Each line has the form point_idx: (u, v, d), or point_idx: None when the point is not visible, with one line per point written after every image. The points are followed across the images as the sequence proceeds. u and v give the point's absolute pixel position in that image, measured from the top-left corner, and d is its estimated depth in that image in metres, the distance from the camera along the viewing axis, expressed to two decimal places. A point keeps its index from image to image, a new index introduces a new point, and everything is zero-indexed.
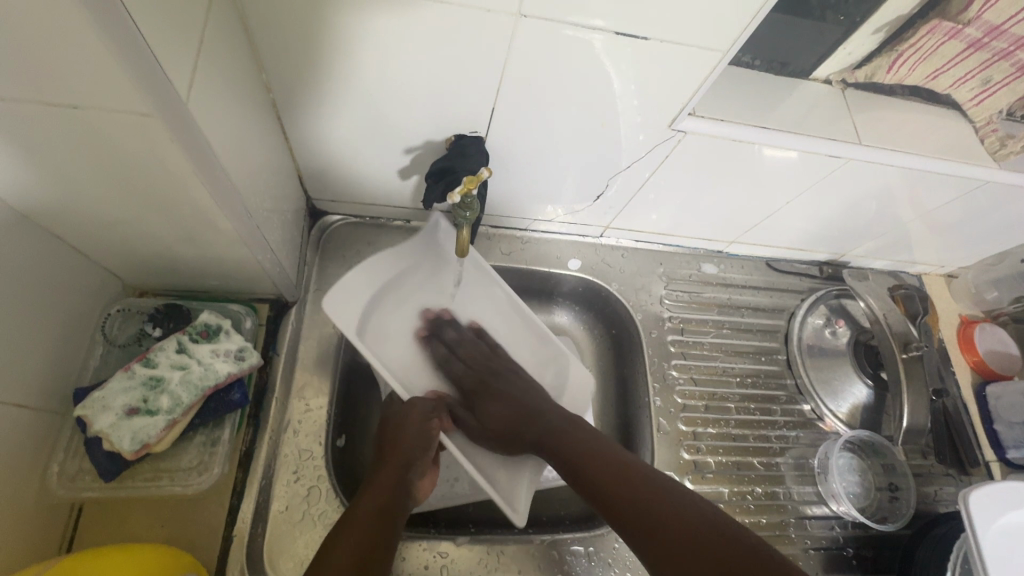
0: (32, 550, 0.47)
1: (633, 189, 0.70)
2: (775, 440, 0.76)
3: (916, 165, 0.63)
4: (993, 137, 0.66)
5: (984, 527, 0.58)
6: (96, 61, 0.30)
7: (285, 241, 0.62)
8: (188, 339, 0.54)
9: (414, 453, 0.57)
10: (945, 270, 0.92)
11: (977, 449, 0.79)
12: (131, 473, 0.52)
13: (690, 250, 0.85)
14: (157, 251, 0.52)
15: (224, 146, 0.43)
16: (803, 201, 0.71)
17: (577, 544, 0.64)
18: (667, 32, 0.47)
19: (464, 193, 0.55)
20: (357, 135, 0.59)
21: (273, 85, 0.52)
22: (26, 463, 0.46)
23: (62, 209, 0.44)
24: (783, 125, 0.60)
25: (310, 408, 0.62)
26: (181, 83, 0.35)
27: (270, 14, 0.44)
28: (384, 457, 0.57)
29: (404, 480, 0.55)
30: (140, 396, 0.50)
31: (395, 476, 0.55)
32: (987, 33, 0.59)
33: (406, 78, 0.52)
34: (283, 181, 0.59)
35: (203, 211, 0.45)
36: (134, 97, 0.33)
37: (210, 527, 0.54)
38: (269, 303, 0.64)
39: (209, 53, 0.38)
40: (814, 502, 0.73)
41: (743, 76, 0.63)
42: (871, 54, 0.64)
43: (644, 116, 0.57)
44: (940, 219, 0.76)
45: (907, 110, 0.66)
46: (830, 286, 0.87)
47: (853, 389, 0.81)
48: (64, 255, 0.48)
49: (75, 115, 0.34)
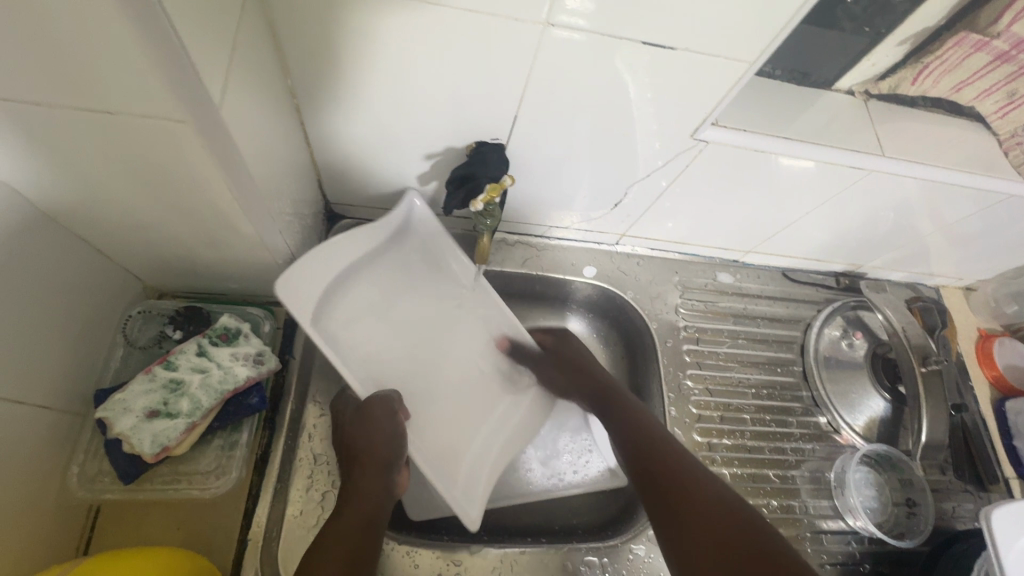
0: (51, 551, 0.47)
1: (652, 198, 0.70)
2: (791, 453, 0.75)
3: (939, 178, 0.62)
4: (1016, 150, 0.65)
5: (1008, 547, 0.57)
6: (137, 69, 0.31)
7: (304, 246, 0.62)
8: (208, 342, 0.54)
9: (391, 456, 0.56)
10: (964, 283, 0.91)
11: (998, 466, 0.78)
12: (150, 475, 0.52)
13: (706, 259, 0.85)
14: (181, 253, 0.52)
15: (251, 150, 0.43)
16: (823, 212, 0.71)
17: (590, 554, 0.63)
18: (693, 42, 0.47)
19: (487, 201, 0.56)
20: (378, 140, 0.59)
21: (297, 91, 0.52)
22: (48, 464, 0.47)
23: (90, 211, 0.44)
24: (805, 136, 0.60)
25: (324, 412, 0.62)
26: (218, 94, 0.35)
27: (298, 21, 0.45)
28: (359, 460, 0.55)
29: (385, 486, 0.55)
30: (160, 399, 0.50)
31: (376, 482, 0.54)
32: (1013, 46, 0.59)
33: (428, 85, 0.52)
34: (304, 186, 0.59)
35: (228, 215, 0.45)
36: (171, 102, 0.33)
37: (226, 530, 0.54)
38: (286, 307, 0.65)
39: (240, 61, 0.39)
40: (830, 517, 0.72)
41: (766, 87, 0.62)
42: (895, 66, 0.64)
43: (667, 124, 0.57)
44: (961, 232, 0.75)
45: (930, 122, 0.66)
46: (848, 297, 0.86)
47: (870, 402, 0.81)
48: (88, 256, 0.49)
49: (111, 120, 0.35)
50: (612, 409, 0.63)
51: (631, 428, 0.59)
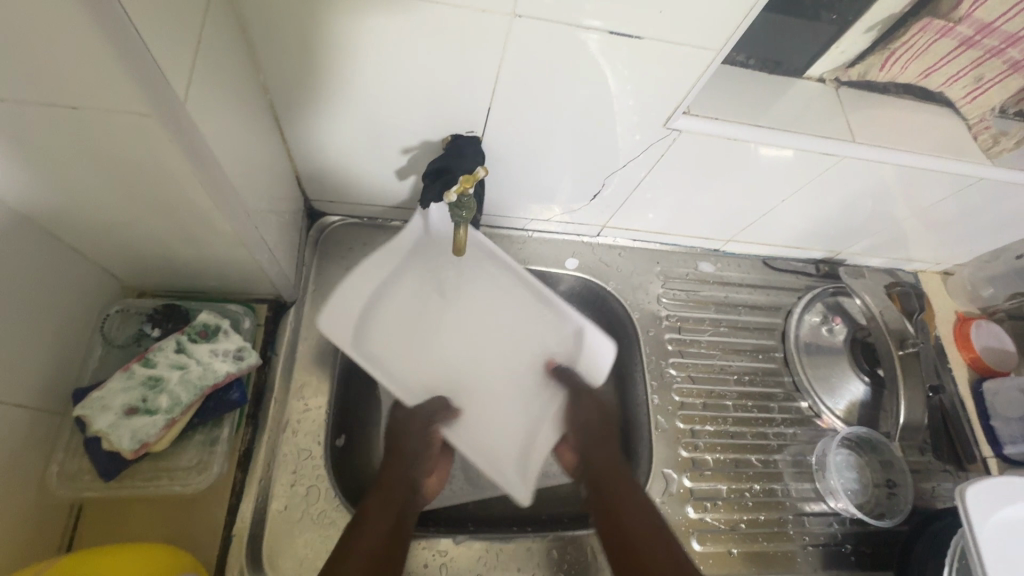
0: (33, 549, 0.47)
1: (630, 188, 0.70)
2: (773, 438, 0.76)
3: (910, 162, 0.63)
4: (985, 134, 0.66)
5: (981, 522, 0.58)
6: (96, 62, 0.31)
7: (284, 243, 0.62)
8: (187, 339, 0.54)
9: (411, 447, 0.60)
10: (942, 268, 0.93)
11: (975, 446, 0.79)
12: (131, 473, 0.52)
13: (687, 249, 0.86)
14: (158, 252, 0.52)
15: (221, 145, 0.43)
16: (799, 199, 0.72)
17: (575, 542, 0.64)
18: (660, 32, 0.48)
19: (460, 192, 0.55)
20: (355, 136, 0.59)
21: (270, 86, 0.52)
22: (26, 464, 0.46)
23: (62, 210, 0.44)
24: (778, 123, 0.61)
25: (308, 407, 0.63)
26: (178, 84, 0.35)
27: (265, 15, 0.45)
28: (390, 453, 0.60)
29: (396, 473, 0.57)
30: (139, 396, 0.50)
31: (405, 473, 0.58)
32: (978, 31, 0.59)
33: (399, 77, 0.52)
34: (281, 183, 0.60)
35: (202, 212, 0.45)
36: (133, 97, 0.33)
37: (210, 526, 0.54)
38: (268, 304, 0.65)
39: (206, 53, 0.39)
40: (812, 499, 0.73)
41: (739, 76, 0.63)
42: (865, 52, 0.64)
43: (639, 116, 0.58)
44: (936, 216, 0.76)
45: (901, 108, 0.67)
46: (827, 284, 0.88)
47: (850, 386, 0.82)
48: (64, 256, 0.49)
49: (75, 116, 0.35)
50: (610, 491, 0.58)
51: (624, 526, 0.55)
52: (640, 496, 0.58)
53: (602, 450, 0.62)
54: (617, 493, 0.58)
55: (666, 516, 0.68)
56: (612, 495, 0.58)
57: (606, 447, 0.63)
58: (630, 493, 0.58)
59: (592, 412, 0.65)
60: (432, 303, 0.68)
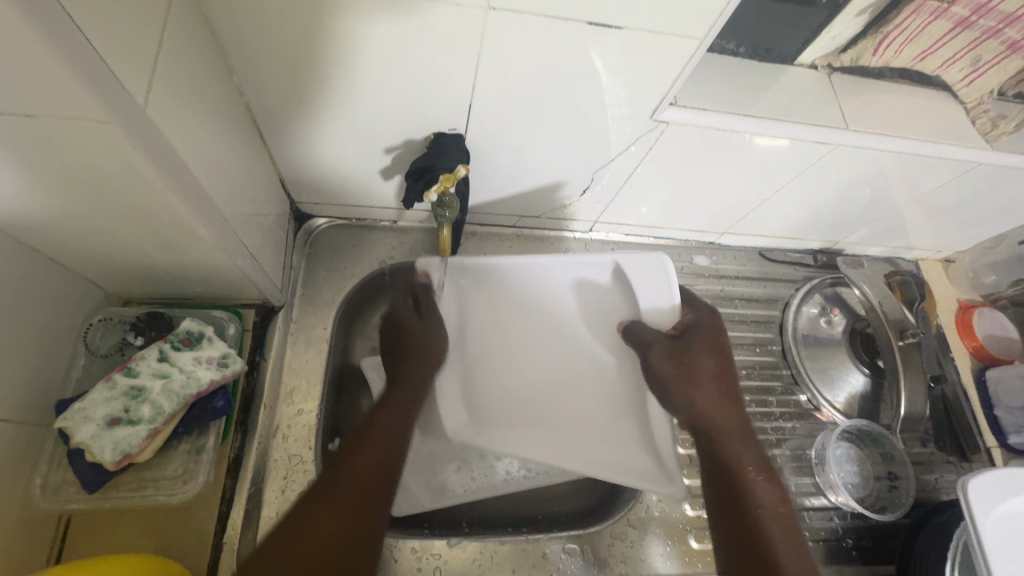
0: (19, 564, 0.47)
1: (621, 182, 0.69)
2: (772, 432, 0.75)
3: (904, 149, 0.61)
4: (984, 117, 0.64)
5: (983, 515, 0.57)
6: (43, 69, 0.30)
7: (268, 247, 0.61)
8: (170, 347, 0.54)
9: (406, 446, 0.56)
10: (942, 255, 0.91)
11: (978, 435, 0.78)
12: (116, 484, 0.52)
13: (681, 242, 0.85)
14: (136, 260, 0.51)
15: (189, 150, 0.42)
16: (794, 188, 0.70)
17: (570, 543, 0.63)
18: (643, 20, 0.46)
19: (441, 191, 0.56)
20: (336, 136, 0.58)
21: (246, 88, 0.51)
22: (9, 478, 0.46)
23: (36, 222, 0.43)
24: (769, 112, 0.59)
25: (298, 413, 0.63)
26: (137, 90, 0.35)
27: (233, 14, 0.43)
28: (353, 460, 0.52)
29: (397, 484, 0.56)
30: (121, 406, 0.50)
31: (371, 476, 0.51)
32: (974, 11, 0.58)
33: (374, 74, 0.50)
34: (263, 186, 0.59)
35: (179, 219, 0.44)
36: (88, 105, 0.32)
37: (200, 535, 0.54)
38: (255, 309, 0.64)
39: (167, 59, 0.38)
40: (812, 494, 0.72)
41: (727, 64, 0.62)
42: (856, 37, 0.63)
43: (626, 108, 0.56)
44: (934, 203, 0.74)
45: (895, 93, 0.65)
46: (825, 274, 0.86)
47: (849, 378, 0.80)
48: (40, 266, 0.48)
49: (33, 125, 0.33)
50: (718, 438, 0.59)
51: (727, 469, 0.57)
52: (750, 440, 0.60)
53: (717, 397, 0.61)
54: (729, 443, 0.59)
55: (663, 515, 0.67)
56: (721, 442, 0.59)
57: (724, 391, 0.62)
58: (741, 438, 0.59)
59: (709, 355, 0.63)
60: (499, 311, 0.72)
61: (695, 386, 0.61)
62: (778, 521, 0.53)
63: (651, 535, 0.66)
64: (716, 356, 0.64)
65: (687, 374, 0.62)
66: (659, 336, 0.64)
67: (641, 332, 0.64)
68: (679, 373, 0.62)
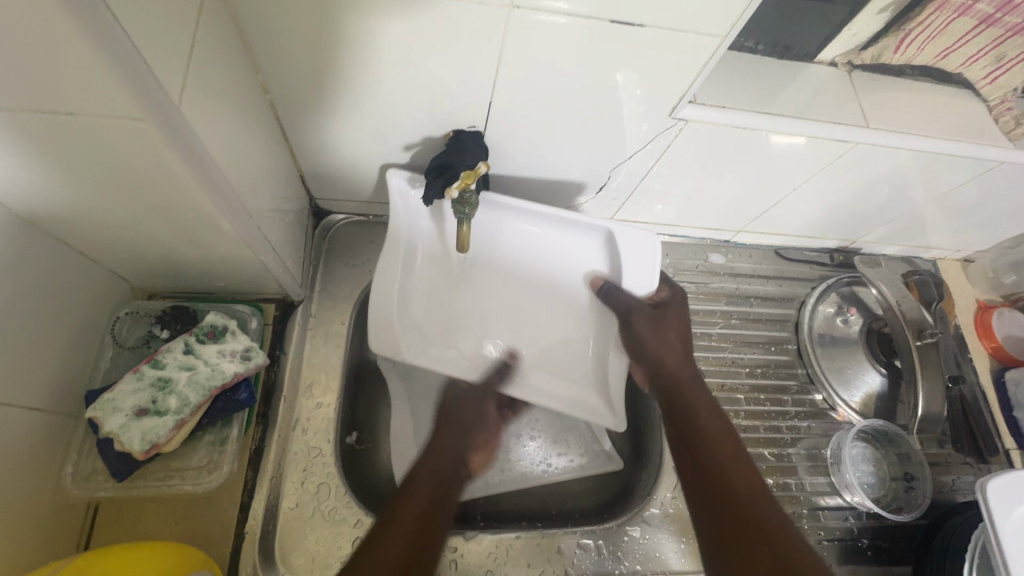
0: (49, 550, 0.48)
1: (637, 179, 0.69)
2: (787, 431, 0.75)
3: (924, 147, 0.61)
4: (1007, 116, 0.64)
5: (1002, 517, 0.56)
6: (84, 68, 0.30)
7: (289, 242, 0.62)
8: (195, 340, 0.55)
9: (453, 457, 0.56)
10: (962, 255, 0.90)
11: (997, 438, 0.77)
12: (143, 473, 0.53)
13: (696, 240, 0.85)
14: (163, 255, 0.53)
15: (217, 147, 0.43)
16: (811, 187, 0.70)
17: (585, 538, 0.64)
18: (662, 18, 0.46)
19: (462, 188, 0.54)
20: (356, 134, 0.59)
21: (270, 86, 0.52)
22: (41, 466, 0.47)
23: (68, 217, 0.44)
24: (787, 110, 0.59)
25: (316, 407, 0.64)
26: (172, 88, 0.35)
27: (260, 13, 0.44)
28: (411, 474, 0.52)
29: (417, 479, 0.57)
30: (149, 397, 0.51)
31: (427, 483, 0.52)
32: (998, 8, 0.57)
33: (395, 71, 0.51)
34: (284, 182, 0.60)
35: (205, 214, 0.45)
36: (124, 101, 0.33)
37: (222, 524, 0.55)
38: (275, 304, 0.65)
39: (198, 59, 0.39)
40: (827, 493, 0.72)
41: (746, 61, 0.62)
42: (877, 34, 0.62)
43: (645, 106, 0.56)
44: (954, 202, 0.73)
45: (917, 91, 0.64)
46: (841, 273, 0.86)
47: (866, 378, 0.80)
48: (72, 260, 0.49)
49: (71, 122, 0.34)
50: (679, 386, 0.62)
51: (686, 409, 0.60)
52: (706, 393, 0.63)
53: (679, 352, 0.65)
54: (689, 391, 0.62)
55: (676, 511, 0.67)
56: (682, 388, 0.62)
57: (685, 352, 0.65)
58: (698, 388, 0.62)
59: (677, 323, 0.67)
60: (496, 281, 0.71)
61: (660, 340, 0.64)
62: (729, 449, 0.55)
63: (665, 532, 0.66)
64: (681, 323, 0.67)
65: (657, 330, 0.65)
66: (640, 303, 0.66)
67: (624, 296, 0.66)
68: (651, 324, 0.65)
